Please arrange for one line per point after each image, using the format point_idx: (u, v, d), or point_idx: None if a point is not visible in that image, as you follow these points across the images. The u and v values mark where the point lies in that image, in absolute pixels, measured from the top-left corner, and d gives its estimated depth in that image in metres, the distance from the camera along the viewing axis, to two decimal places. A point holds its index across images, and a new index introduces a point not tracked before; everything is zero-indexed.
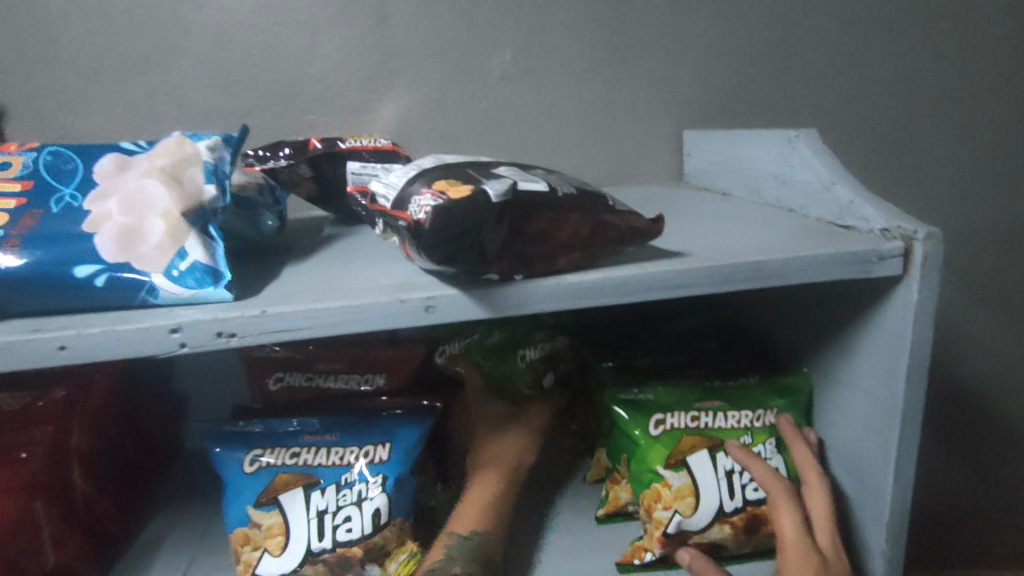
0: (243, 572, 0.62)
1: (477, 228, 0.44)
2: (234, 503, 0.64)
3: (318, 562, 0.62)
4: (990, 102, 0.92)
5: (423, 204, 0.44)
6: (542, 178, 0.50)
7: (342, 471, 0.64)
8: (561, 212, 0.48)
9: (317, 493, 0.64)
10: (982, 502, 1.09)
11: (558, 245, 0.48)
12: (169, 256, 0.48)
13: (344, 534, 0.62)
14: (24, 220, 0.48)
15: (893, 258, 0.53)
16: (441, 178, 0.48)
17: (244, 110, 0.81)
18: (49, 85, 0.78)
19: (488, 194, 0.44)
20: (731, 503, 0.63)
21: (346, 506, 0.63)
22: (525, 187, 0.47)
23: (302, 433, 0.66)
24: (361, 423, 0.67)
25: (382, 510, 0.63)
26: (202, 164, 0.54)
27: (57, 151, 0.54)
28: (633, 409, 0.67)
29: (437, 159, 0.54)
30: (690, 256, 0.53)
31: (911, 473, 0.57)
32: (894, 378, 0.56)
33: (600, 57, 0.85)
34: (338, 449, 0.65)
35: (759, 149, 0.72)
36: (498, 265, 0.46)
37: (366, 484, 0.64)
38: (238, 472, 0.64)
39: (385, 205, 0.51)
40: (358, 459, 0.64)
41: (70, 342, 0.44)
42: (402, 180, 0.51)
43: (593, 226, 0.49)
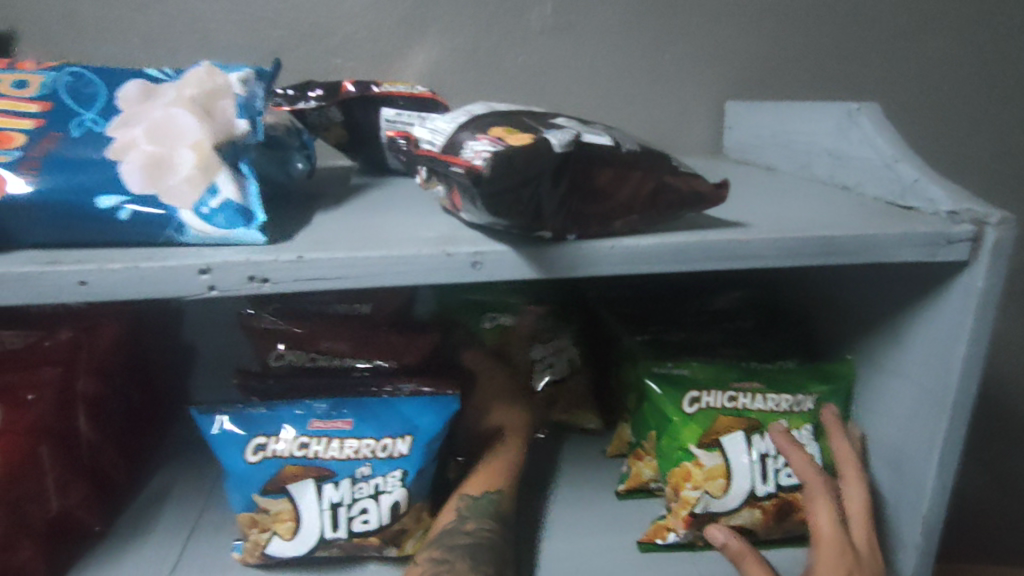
0: (252, 552, 0.60)
1: (538, 178, 0.41)
2: (238, 488, 0.59)
3: (332, 547, 0.60)
4: None
5: (480, 149, 0.42)
6: (605, 132, 0.47)
7: (358, 464, 0.59)
8: (623, 168, 0.45)
9: (330, 486, 0.59)
10: (998, 500, 1.08)
11: (617, 205, 0.45)
12: (198, 192, 0.44)
13: (360, 525, 0.59)
14: (42, 142, 0.45)
15: (962, 242, 0.50)
16: (496, 125, 0.45)
17: (268, 49, 0.77)
18: (63, 9, 0.73)
19: (551, 143, 0.42)
20: (765, 488, 0.62)
21: (362, 498, 0.59)
22: (588, 140, 0.44)
23: (310, 418, 0.61)
24: (378, 408, 0.61)
25: (401, 502, 0.60)
26: (233, 98, 0.51)
27: (77, 73, 0.50)
28: (666, 383, 0.65)
29: (489, 106, 0.50)
30: (752, 227, 0.50)
31: (955, 466, 0.55)
32: (947, 369, 0.53)
33: (645, 16, 0.81)
34: (354, 441, 0.60)
35: (814, 123, 0.69)
36: (553, 223, 0.43)
37: (384, 478, 0.59)
38: (241, 462, 0.59)
39: (431, 150, 0.47)
40: (373, 453, 0.60)
41: (89, 277, 0.41)
42: (451, 125, 0.48)
43: (656, 187, 0.46)
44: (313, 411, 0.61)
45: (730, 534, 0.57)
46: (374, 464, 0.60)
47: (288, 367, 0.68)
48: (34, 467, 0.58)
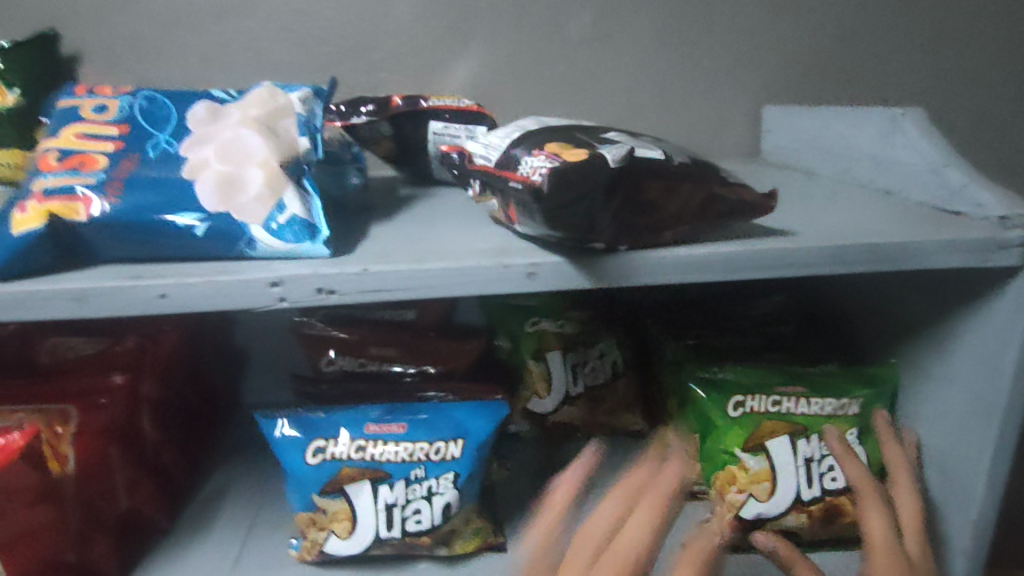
0: (308, 551, 0.62)
1: (595, 192, 0.43)
2: (298, 489, 0.62)
3: (386, 546, 0.62)
4: None
5: (536, 165, 0.43)
6: (656, 146, 0.49)
7: (412, 466, 0.62)
8: (674, 181, 0.46)
9: (386, 488, 0.62)
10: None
11: (667, 217, 0.46)
12: (268, 209, 0.47)
13: (413, 525, 0.61)
14: (123, 164, 0.48)
15: (1014, 247, 0.50)
16: (550, 140, 0.47)
17: (316, 65, 0.79)
18: (126, 32, 0.77)
19: (606, 158, 0.44)
20: (809, 492, 0.63)
21: (415, 499, 0.62)
22: (640, 154, 0.46)
23: (366, 421, 0.63)
24: (429, 414, 0.64)
25: (452, 504, 0.62)
26: (294, 117, 0.53)
27: (150, 96, 0.53)
28: (710, 388, 0.65)
29: (539, 121, 0.53)
30: (801, 235, 0.50)
31: (1006, 469, 0.55)
32: (998, 375, 0.54)
33: (684, 24, 0.82)
34: (409, 444, 0.62)
35: (856, 128, 0.69)
36: (606, 236, 0.44)
37: (436, 480, 0.62)
38: (301, 464, 0.62)
39: (486, 165, 0.49)
40: (427, 455, 0.62)
41: (170, 290, 0.43)
42: (505, 141, 0.49)
43: (705, 197, 0.47)
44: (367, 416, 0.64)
45: (773, 540, 0.57)
46: (428, 467, 0.62)
47: (339, 372, 0.72)
48: (104, 467, 0.61)
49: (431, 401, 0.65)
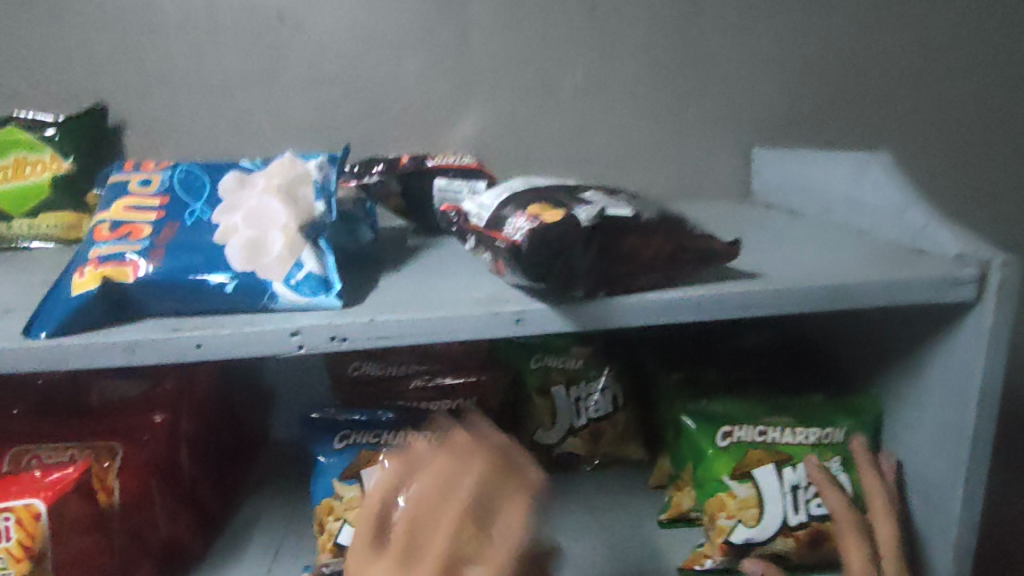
0: (325, 540, 0.69)
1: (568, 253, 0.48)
2: (321, 477, 0.71)
3: None
4: None
5: (519, 227, 0.49)
6: (627, 204, 0.54)
7: None
8: (646, 234, 0.52)
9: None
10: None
11: (639, 265, 0.52)
12: (288, 267, 0.53)
13: None
14: (165, 231, 0.55)
15: (967, 284, 0.54)
16: (533, 202, 0.52)
17: (332, 127, 0.87)
18: (164, 102, 0.86)
19: (579, 218, 0.49)
20: (796, 518, 0.66)
21: None
22: (612, 212, 0.51)
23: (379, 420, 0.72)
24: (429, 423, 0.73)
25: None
26: (311, 183, 0.60)
27: (187, 169, 0.60)
28: (700, 419, 0.70)
29: (527, 181, 0.59)
30: (766, 277, 0.55)
31: (980, 488, 0.59)
32: (964, 401, 0.57)
33: (670, 76, 0.88)
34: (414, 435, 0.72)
35: (830, 170, 0.74)
36: (584, 284, 0.50)
37: None
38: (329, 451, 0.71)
39: (476, 223, 0.57)
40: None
41: (205, 341, 0.50)
42: (493, 203, 0.56)
43: (675, 247, 0.52)
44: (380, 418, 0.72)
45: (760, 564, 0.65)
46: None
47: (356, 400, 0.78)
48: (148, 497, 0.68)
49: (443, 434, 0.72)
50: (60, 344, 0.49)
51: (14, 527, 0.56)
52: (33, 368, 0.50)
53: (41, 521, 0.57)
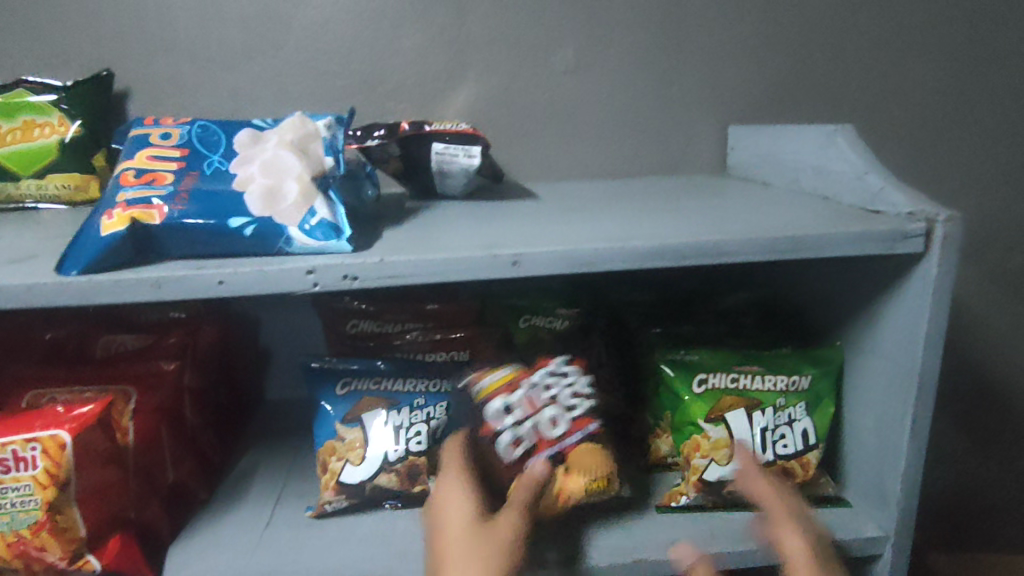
0: (328, 479, 0.72)
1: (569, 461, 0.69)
2: (323, 422, 0.75)
3: (392, 471, 0.72)
4: (1009, 108, 1.01)
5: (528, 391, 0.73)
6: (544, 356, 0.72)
7: (415, 395, 0.76)
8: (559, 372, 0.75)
9: (393, 412, 0.75)
10: (992, 484, 1.15)
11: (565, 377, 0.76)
12: (301, 213, 0.58)
13: (415, 446, 0.73)
14: (186, 179, 0.59)
15: (915, 237, 0.60)
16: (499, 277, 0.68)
17: (332, 97, 0.92)
18: (169, 71, 0.90)
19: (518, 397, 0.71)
20: (764, 456, 0.72)
21: (417, 422, 0.74)
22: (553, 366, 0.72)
23: (372, 370, 0.76)
24: (420, 370, 0.77)
25: (440, 428, 0.75)
26: (321, 139, 0.65)
27: (204, 125, 0.65)
28: (677, 367, 0.75)
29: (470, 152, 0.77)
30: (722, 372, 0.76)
31: (926, 425, 0.65)
32: (914, 347, 0.64)
33: (653, 56, 0.93)
34: (413, 378, 0.77)
35: (799, 143, 0.81)
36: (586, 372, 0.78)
37: (434, 407, 0.75)
38: (332, 395, 0.76)
39: (458, 166, 0.77)
40: (427, 387, 0.76)
41: (226, 278, 0.54)
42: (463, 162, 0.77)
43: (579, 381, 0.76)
44: (378, 366, 0.76)
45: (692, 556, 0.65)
46: (427, 396, 0.76)
47: (360, 334, 0.84)
48: (155, 442, 0.72)
49: (435, 380, 0.77)
50: (92, 279, 0.53)
51: (41, 456, 0.60)
52: (65, 303, 0.54)
53: (67, 451, 0.61)
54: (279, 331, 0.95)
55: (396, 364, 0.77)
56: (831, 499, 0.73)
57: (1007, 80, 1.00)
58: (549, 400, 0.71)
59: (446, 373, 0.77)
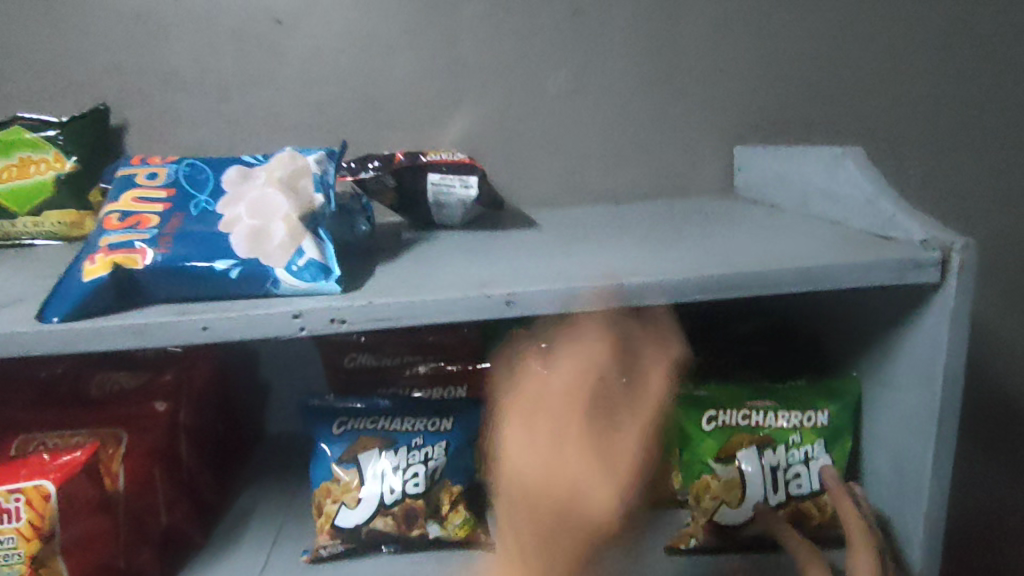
0: (324, 523, 0.70)
1: None
2: (319, 463, 0.73)
3: (388, 515, 0.70)
4: None
5: None
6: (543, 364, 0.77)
7: (412, 435, 0.73)
8: None
9: (390, 453, 0.72)
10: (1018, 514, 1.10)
11: None
12: (289, 254, 0.56)
13: (412, 488, 0.71)
14: (171, 222, 0.57)
15: (931, 266, 0.57)
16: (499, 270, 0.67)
17: (328, 127, 0.90)
18: (165, 103, 0.89)
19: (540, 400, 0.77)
20: (776, 497, 0.69)
21: (414, 463, 0.72)
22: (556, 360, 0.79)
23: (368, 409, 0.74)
24: (418, 409, 0.75)
25: (439, 469, 0.72)
26: (311, 175, 0.64)
27: (191, 163, 0.63)
28: (685, 403, 0.72)
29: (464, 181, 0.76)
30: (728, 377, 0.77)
31: (948, 462, 0.61)
32: (932, 381, 0.60)
33: (654, 77, 0.91)
34: (412, 418, 0.74)
35: (807, 165, 0.78)
36: None
37: (432, 447, 0.72)
38: (328, 435, 0.73)
39: (457, 196, 0.76)
40: (424, 427, 0.73)
41: (211, 323, 0.52)
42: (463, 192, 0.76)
43: None
44: (376, 404, 0.75)
45: None
46: (425, 436, 0.73)
47: (360, 368, 0.82)
48: (148, 486, 0.70)
49: (433, 419, 0.74)
50: (72, 327, 0.51)
51: (24, 508, 0.58)
52: (45, 351, 0.52)
53: (50, 502, 0.59)
54: (278, 364, 0.93)
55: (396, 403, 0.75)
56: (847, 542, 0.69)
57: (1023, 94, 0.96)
58: None
59: (445, 410, 0.75)
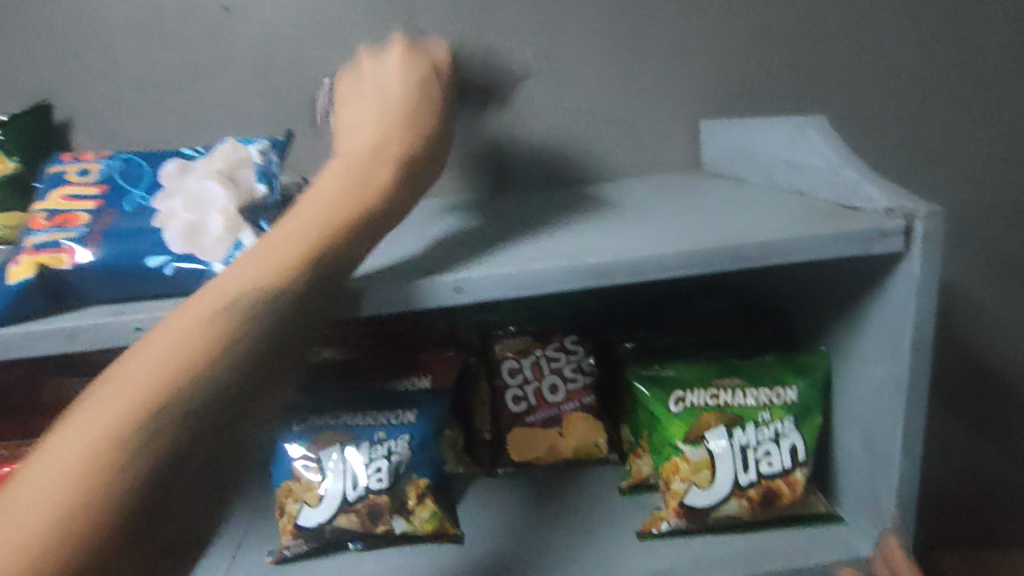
0: (287, 523, 0.68)
1: (564, 418, 0.78)
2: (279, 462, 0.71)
3: (351, 512, 0.68)
4: (1002, 86, 0.95)
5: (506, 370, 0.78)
6: (502, 343, 0.79)
7: (375, 429, 0.71)
8: (525, 349, 0.78)
9: (354, 448, 0.70)
10: (998, 480, 1.10)
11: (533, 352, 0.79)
12: (226, 248, 0.54)
13: (376, 483, 0.69)
14: (103, 219, 0.55)
15: (894, 235, 0.55)
16: (446, 242, 0.64)
17: (282, 115, 0.87)
18: (111, 97, 0.86)
19: (503, 375, 0.78)
20: (746, 477, 0.68)
21: (376, 458, 0.70)
22: (514, 340, 0.79)
23: (335, 406, 0.73)
24: (382, 402, 0.74)
25: (403, 463, 0.70)
26: (253, 166, 0.61)
27: (127, 158, 0.61)
28: (651, 384, 0.72)
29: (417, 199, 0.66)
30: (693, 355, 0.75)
31: (918, 436, 0.60)
32: (899, 352, 0.59)
33: (617, 53, 0.89)
34: (374, 412, 0.73)
35: (771, 136, 0.76)
36: (555, 338, 0.80)
37: (395, 441, 0.71)
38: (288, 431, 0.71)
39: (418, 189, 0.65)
40: (387, 420, 0.72)
41: (144, 323, 0.50)
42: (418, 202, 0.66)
43: (547, 357, 0.78)
44: (339, 399, 0.73)
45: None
46: (388, 429, 0.71)
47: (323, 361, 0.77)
48: None
49: (397, 413, 0.73)
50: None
51: None
52: None
53: None
54: None
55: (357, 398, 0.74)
56: (822, 516, 0.68)
57: (996, 58, 0.94)
58: (547, 365, 0.78)
59: (410, 403, 0.74)
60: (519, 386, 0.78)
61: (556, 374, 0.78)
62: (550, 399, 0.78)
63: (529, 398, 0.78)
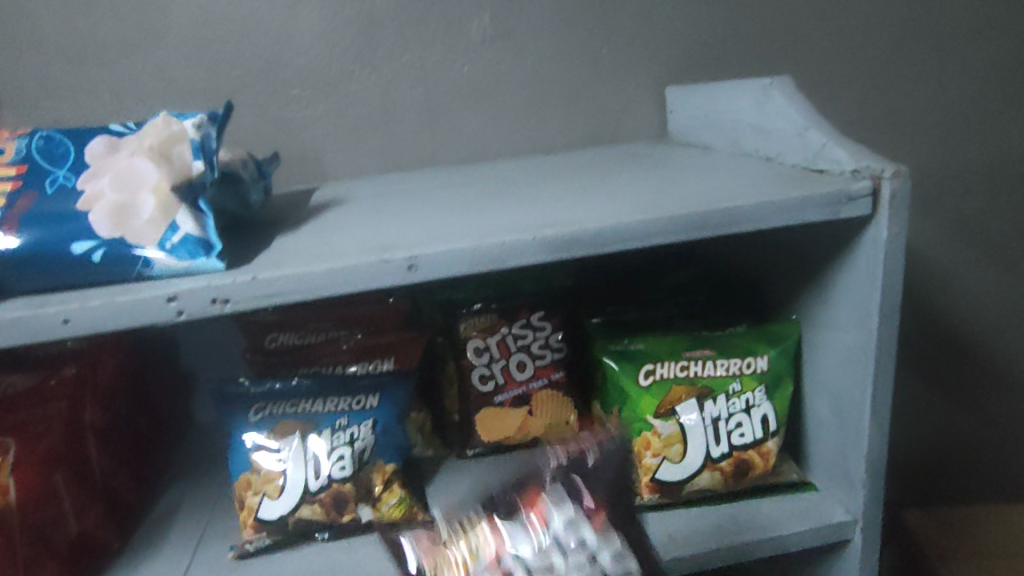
0: (247, 517, 0.66)
1: (531, 395, 0.76)
2: (235, 454, 0.68)
3: (314, 501, 0.66)
4: (964, 45, 0.95)
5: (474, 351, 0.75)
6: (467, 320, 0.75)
7: (337, 415, 0.68)
8: (490, 326, 0.75)
9: (313, 436, 0.67)
10: (963, 438, 1.12)
11: (498, 328, 0.75)
12: (161, 231, 0.50)
13: (338, 471, 0.67)
14: (21, 202, 0.50)
15: (861, 197, 0.54)
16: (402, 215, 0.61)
17: (226, 89, 0.82)
18: (37, 72, 0.79)
19: (469, 356, 0.75)
20: (718, 450, 0.67)
21: (338, 446, 0.67)
22: (479, 316, 0.75)
23: (292, 393, 0.69)
24: (339, 388, 0.70)
25: (367, 449, 0.68)
26: (189, 141, 0.54)
27: (48, 136, 0.55)
28: (623, 359, 0.69)
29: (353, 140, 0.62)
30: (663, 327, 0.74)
31: (887, 401, 0.60)
32: (867, 317, 0.58)
33: (578, 17, 0.86)
34: (334, 398, 0.69)
35: (736, 99, 0.74)
36: (522, 311, 0.76)
37: (358, 427, 0.68)
38: (244, 423, 0.68)
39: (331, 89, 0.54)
40: (349, 406, 0.69)
41: (72, 314, 0.46)
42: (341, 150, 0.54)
43: (513, 335, 0.75)
44: (295, 385, 0.69)
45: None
46: (350, 416, 0.69)
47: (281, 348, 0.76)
48: (54, 495, 0.63)
49: (359, 399, 0.69)
50: None
51: None
52: None
53: None
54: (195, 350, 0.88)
55: (317, 380, 0.70)
56: (795, 483, 0.68)
57: (958, 16, 0.94)
58: (514, 343, 0.75)
59: (369, 386, 0.70)
60: (485, 366, 0.75)
61: (523, 352, 0.76)
62: (517, 377, 0.76)
63: (495, 377, 0.75)
